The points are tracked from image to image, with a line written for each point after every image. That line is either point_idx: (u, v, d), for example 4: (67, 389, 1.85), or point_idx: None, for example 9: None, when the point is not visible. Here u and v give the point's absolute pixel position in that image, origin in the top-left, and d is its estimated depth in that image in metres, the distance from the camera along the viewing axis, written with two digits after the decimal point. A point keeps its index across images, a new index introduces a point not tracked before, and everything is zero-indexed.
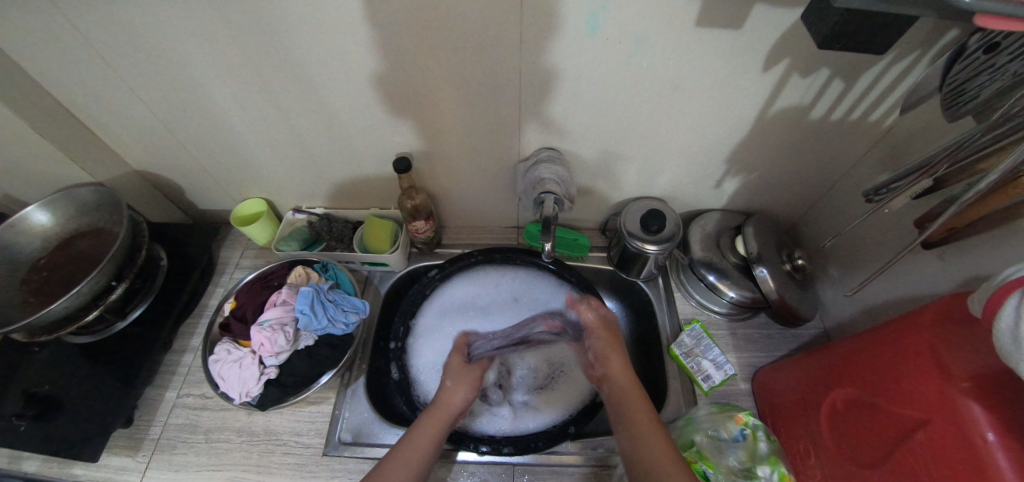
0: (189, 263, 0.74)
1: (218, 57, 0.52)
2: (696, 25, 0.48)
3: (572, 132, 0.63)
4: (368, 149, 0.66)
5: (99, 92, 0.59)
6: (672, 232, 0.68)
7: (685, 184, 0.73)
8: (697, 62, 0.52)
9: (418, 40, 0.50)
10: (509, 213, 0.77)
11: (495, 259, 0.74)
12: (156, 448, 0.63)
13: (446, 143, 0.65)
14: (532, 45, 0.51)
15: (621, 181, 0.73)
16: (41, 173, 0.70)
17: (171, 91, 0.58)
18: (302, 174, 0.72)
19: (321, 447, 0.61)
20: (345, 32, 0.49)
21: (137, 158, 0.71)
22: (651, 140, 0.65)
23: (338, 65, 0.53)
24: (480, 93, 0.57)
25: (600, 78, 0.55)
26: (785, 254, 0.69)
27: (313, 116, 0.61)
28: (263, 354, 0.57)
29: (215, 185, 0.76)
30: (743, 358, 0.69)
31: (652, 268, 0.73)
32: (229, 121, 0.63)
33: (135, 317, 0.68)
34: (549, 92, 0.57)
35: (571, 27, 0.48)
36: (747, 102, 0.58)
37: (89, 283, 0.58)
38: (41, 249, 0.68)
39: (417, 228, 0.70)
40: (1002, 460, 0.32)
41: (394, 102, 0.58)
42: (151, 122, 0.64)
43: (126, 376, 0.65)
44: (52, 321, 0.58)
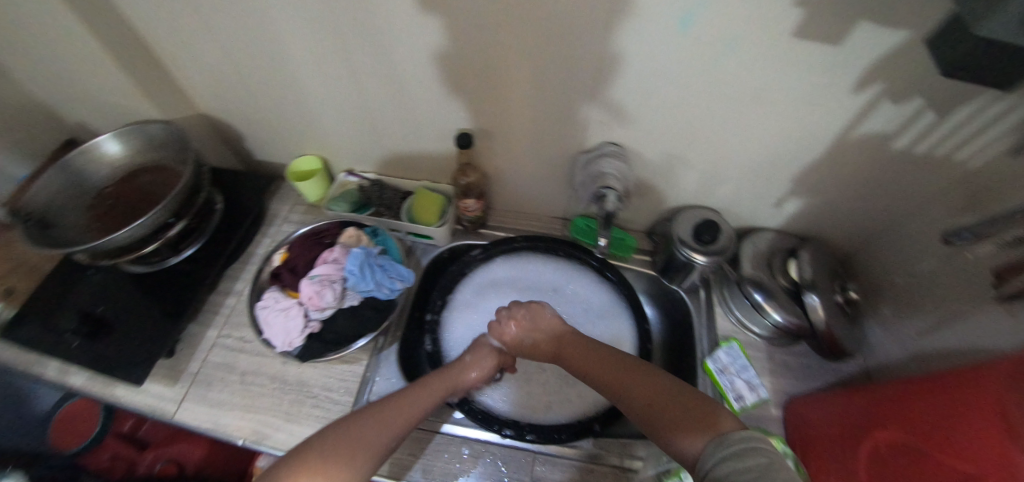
0: (241, 210, 0.75)
1: (303, 12, 0.53)
2: (792, 34, 0.46)
3: (639, 130, 0.62)
4: (430, 121, 0.66)
5: (181, 32, 0.60)
6: (724, 246, 0.66)
7: (744, 199, 0.71)
8: (788, 73, 0.50)
9: (503, 19, 0.50)
10: (558, 204, 0.76)
11: (538, 247, 0.73)
12: (193, 382, 0.66)
13: (510, 126, 0.64)
14: (616, 35, 0.50)
15: (678, 187, 0.71)
16: (115, 106, 0.72)
17: (249, 41, 0.59)
18: (362, 138, 0.72)
19: (349, 404, 0.62)
20: (433, 2, 0.49)
21: (205, 102, 0.73)
22: (718, 149, 0.63)
23: (419, 33, 0.53)
24: (553, 79, 0.56)
25: (678, 78, 0.53)
26: (838, 284, 0.67)
27: (383, 81, 0.61)
28: (310, 307, 0.58)
29: (275, 138, 0.77)
30: (777, 383, 0.68)
31: (694, 279, 0.72)
32: (300, 77, 0.63)
33: (187, 256, 0.70)
34: (624, 88, 0.56)
35: (661, 21, 0.47)
36: (828, 122, 0.55)
37: (152, 217, 0.60)
38: (109, 178, 0.70)
39: (467, 205, 0.69)
40: None
41: (467, 79, 0.58)
42: (225, 69, 0.65)
43: (172, 310, 0.67)
44: (114, 248, 0.61)
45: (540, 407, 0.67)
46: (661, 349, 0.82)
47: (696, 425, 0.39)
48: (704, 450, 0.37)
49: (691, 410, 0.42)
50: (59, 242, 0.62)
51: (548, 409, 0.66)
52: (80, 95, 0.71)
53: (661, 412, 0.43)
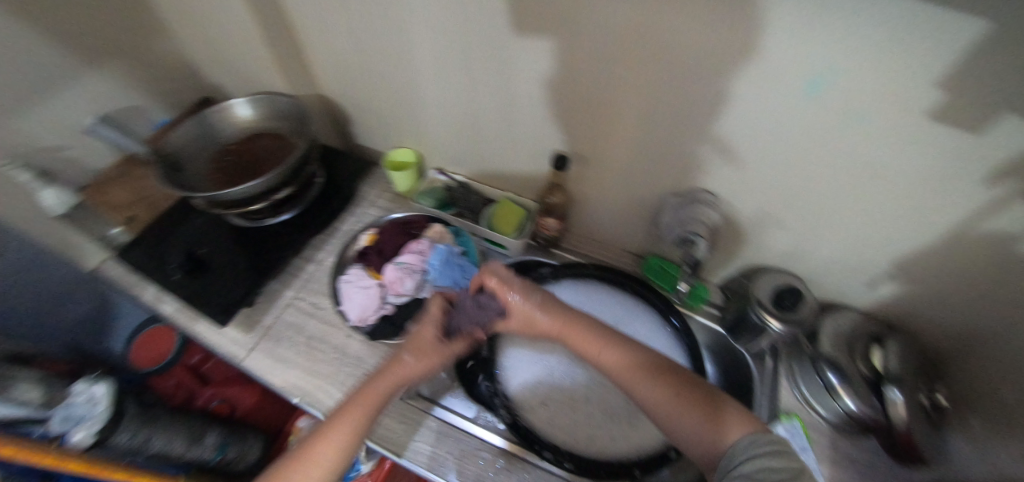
0: (336, 187, 0.81)
1: (437, 19, 0.58)
2: (928, 116, 0.43)
3: (738, 182, 0.61)
4: (526, 137, 0.69)
5: (325, 20, 0.67)
6: (806, 317, 0.63)
7: (833, 273, 0.67)
8: (921, 158, 0.47)
9: (625, 55, 0.51)
10: (635, 239, 0.77)
11: (606, 278, 0.74)
12: (264, 335, 0.71)
13: (605, 157, 0.65)
14: (732, 85, 0.49)
15: (764, 247, 0.68)
16: (252, 75, 0.81)
17: (381, 37, 0.65)
18: (459, 140, 0.76)
19: (401, 391, 0.68)
20: (561, 29, 0.51)
21: (327, 84, 0.80)
22: (818, 212, 0.60)
23: (539, 54, 0.56)
24: (659, 116, 0.56)
25: (791, 138, 0.52)
26: (925, 387, 0.60)
27: (493, 92, 0.65)
28: (390, 291, 0.62)
29: (379, 127, 0.83)
30: (836, 477, 0.63)
31: (765, 344, 0.69)
32: (418, 75, 0.69)
33: (283, 219, 0.77)
34: (729, 138, 0.55)
35: (788, 80, 0.46)
36: (947, 212, 0.51)
37: (266, 180, 0.66)
38: (234, 136, 0.78)
39: (547, 225, 0.72)
40: None
41: (574, 104, 0.60)
42: (351, 57, 0.71)
43: (260, 264, 0.73)
44: (228, 201, 0.68)
45: (581, 439, 0.63)
46: None
47: (705, 438, 0.45)
48: (727, 451, 0.43)
49: (689, 405, 0.47)
50: (183, 184, 0.70)
51: (588, 442, 0.63)
52: (228, 61, 0.81)
53: (664, 400, 0.48)
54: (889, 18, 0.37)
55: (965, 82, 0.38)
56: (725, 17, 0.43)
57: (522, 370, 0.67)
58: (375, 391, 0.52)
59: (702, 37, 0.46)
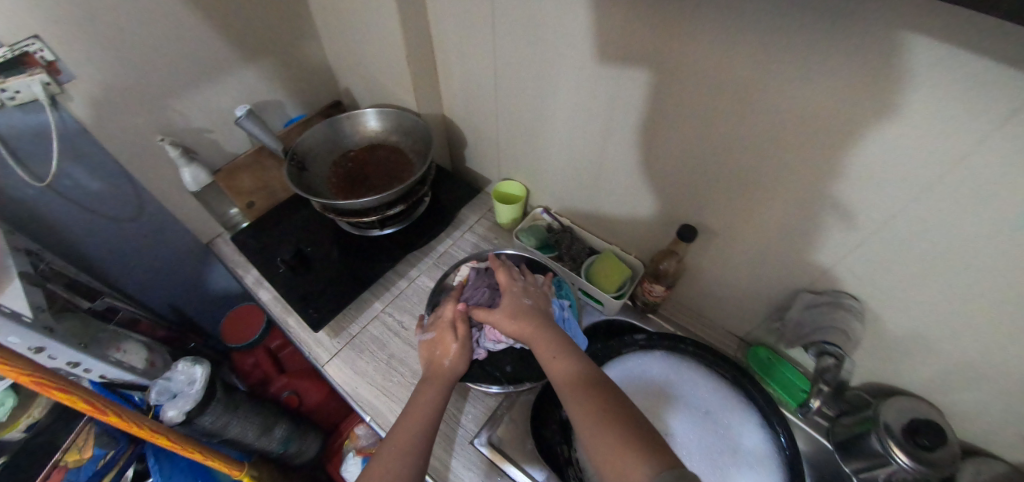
0: (440, 210, 0.81)
1: (584, 71, 0.58)
2: None
3: (887, 300, 0.52)
4: (648, 198, 0.66)
5: (471, 45, 0.70)
6: (940, 459, 0.56)
7: (991, 422, 0.56)
8: None
9: (783, 144, 0.46)
10: (743, 324, 0.71)
11: (703, 358, 0.69)
12: (348, 343, 0.72)
13: (734, 237, 0.61)
14: (906, 198, 0.41)
15: (903, 371, 0.59)
16: (384, 88, 0.85)
17: (522, 74, 0.66)
18: (574, 185, 0.75)
19: (470, 433, 0.64)
20: (719, 106, 0.48)
21: (453, 107, 0.83)
22: (984, 362, 0.50)
23: (687, 120, 0.53)
24: (804, 210, 0.50)
25: (981, 272, 0.42)
26: None
27: (625, 148, 0.63)
28: (487, 337, 0.60)
29: (494, 156, 0.84)
30: None
31: (880, 476, 0.60)
32: (548, 116, 0.69)
33: (386, 233, 0.78)
34: (891, 254, 0.46)
35: (1005, 202, 0.36)
36: None
37: (383, 197, 0.68)
38: (356, 144, 0.81)
39: (652, 290, 0.68)
40: None
41: (706, 181, 0.57)
42: (487, 87, 0.73)
43: (357, 273, 0.75)
44: (344, 210, 0.70)
45: None
46: None
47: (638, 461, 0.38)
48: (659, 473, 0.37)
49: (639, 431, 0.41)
50: (305, 184, 0.74)
51: None
52: (365, 73, 0.85)
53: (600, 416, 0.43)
54: None
55: None
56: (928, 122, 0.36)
57: None
58: (410, 414, 0.51)
59: (885, 139, 0.39)
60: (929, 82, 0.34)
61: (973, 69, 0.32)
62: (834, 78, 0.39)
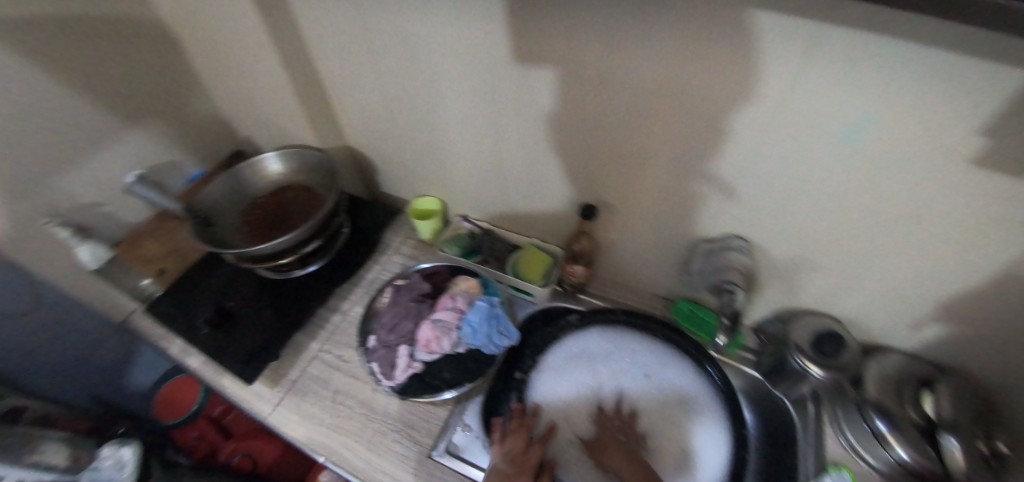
0: (361, 237, 0.82)
1: (465, 78, 0.62)
2: (974, 164, 0.41)
3: (767, 228, 0.59)
4: (551, 185, 0.71)
5: (355, 72, 0.71)
6: (847, 364, 0.62)
7: (875, 317, 0.65)
8: (961, 203, 0.45)
9: (649, 111, 0.53)
10: (662, 285, 0.76)
11: (636, 324, 0.73)
12: (290, 389, 0.70)
13: (630, 204, 0.66)
14: (755, 135, 0.49)
15: (800, 291, 0.67)
16: (282, 129, 0.85)
17: (410, 91, 0.69)
18: (483, 188, 0.78)
19: (427, 447, 0.64)
20: (587, 87, 0.54)
21: (353, 136, 0.84)
22: (854, 263, 0.59)
23: (563, 102, 0.58)
24: (686, 164, 0.57)
25: (828, 188, 0.51)
26: (984, 432, 0.59)
27: (519, 142, 0.67)
28: (421, 349, 0.60)
29: (403, 175, 0.86)
30: None
31: (805, 389, 0.68)
32: (444, 127, 0.72)
33: (310, 270, 0.77)
34: (758, 185, 0.54)
35: (826, 124, 0.44)
36: (1002, 259, 0.48)
37: (297, 234, 0.67)
38: (262, 189, 0.80)
39: (574, 271, 0.72)
40: None
41: (592, 157, 0.63)
42: (381, 109, 0.75)
43: (287, 317, 0.73)
44: (258, 256, 0.68)
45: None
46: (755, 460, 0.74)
47: None
48: None
49: None
50: (213, 239, 0.71)
51: None
52: (260, 117, 0.85)
53: None
54: (939, 74, 0.36)
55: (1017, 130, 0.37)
56: (749, 67, 0.43)
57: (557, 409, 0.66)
58: None
59: (724, 88, 0.46)
60: (743, 37, 0.42)
61: (768, 22, 0.40)
62: (669, 44, 0.45)
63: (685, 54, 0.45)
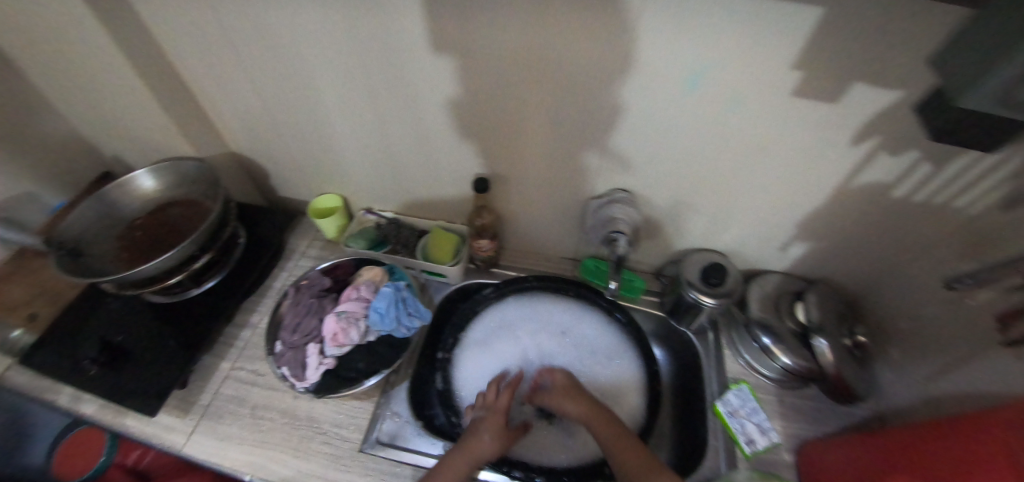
0: (262, 245, 0.79)
1: (336, 65, 0.60)
2: (793, 93, 0.50)
3: (646, 178, 0.66)
4: (448, 166, 0.72)
5: (221, 72, 0.67)
6: (731, 289, 0.68)
7: (749, 244, 0.75)
8: (786, 129, 0.54)
9: (521, 79, 0.56)
10: (568, 247, 0.82)
11: (548, 287, 0.76)
12: (203, 414, 0.66)
13: (522, 173, 0.70)
14: (618, 89, 0.54)
15: (686, 231, 0.75)
16: (153, 143, 0.78)
17: (284, 85, 0.66)
18: (383, 178, 0.78)
19: (357, 442, 0.63)
20: (462, 62, 0.56)
21: (236, 142, 0.80)
22: (722, 198, 0.67)
23: (441, 79, 0.58)
24: (568, 127, 0.61)
25: (688, 135, 0.58)
26: (847, 328, 0.69)
27: (407, 126, 0.67)
28: (329, 344, 0.59)
29: (298, 175, 0.84)
30: (789, 428, 0.69)
31: (703, 320, 0.75)
32: (329, 120, 0.70)
33: (208, 287, 0.73)
34: (630, 137, 0.60)
35: (672, 75, 0.51)
36: (828, 175, 0.59)
37: (181, 249, 0.63)
38: (138, 210, 0.74)
39: (481, 246, 0.75)
40: None
41: (477, 131, 0.65)
42: (258, 108, 0.71)
43: (189, 340, 0.68)
44: (141, 279, 0.63)
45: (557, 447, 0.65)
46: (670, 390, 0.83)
47: None
48: None
49: None
50: (88, 270, 0.65)
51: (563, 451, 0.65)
52: (125, 133, 0.77)
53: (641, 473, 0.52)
54: (746, 23, 0.44)
55: (809, 58, 0.46)
56: (598, 27, 0.48)
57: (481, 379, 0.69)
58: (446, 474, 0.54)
59: (581, 47, 0.50)
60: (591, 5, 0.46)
61: None
62: (527, 13, 0.48)
63: (538, 19, 0.49)
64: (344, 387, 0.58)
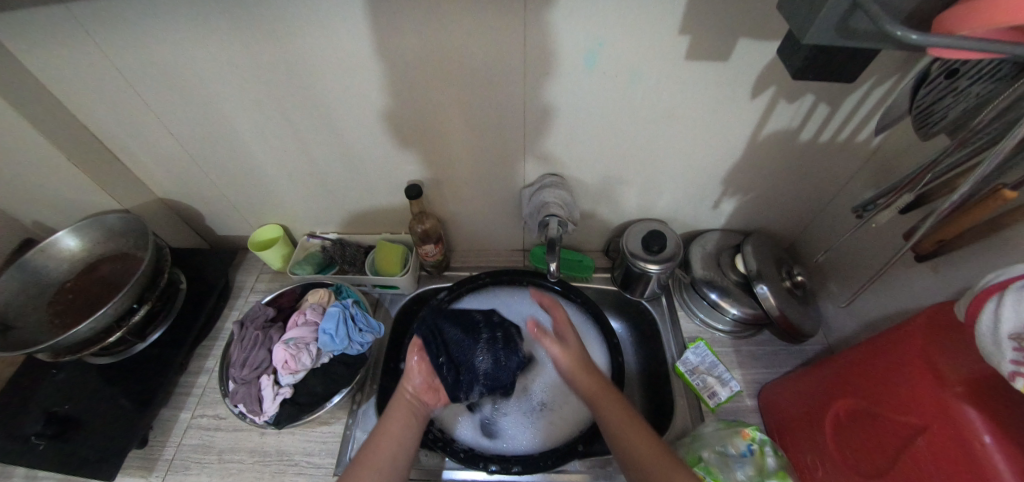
0: (207, 288, 0.79)
1: (243, 95, 0.59)
2: (687, 57, 0.52)
3: (574, 160, 0.68)
4: (380, 178, 0.73)
5: (128, 120, 0.65)
6: (673, 252, 0.71)
7: (684, 208, 0.78)
8: (689, 94, 0.57)
9: (430, 80, 0.56)
10: (514, 238, 0.86)
11: (503, 281, 0.80)
12: (169, 469, 0.64)
13: (454, 173, 0.71)
14: (526, 76, 0.55)
15: (622, 204, 0.78)
16: (73, 201, 0.75)
17: (198, 124, 0.64)
18: (318, 200, 0.78)
19: (332, 467, 0.63)
20: (369, 73, 0.55)
21: (162, 188, 0.78)
22: (649, 168, 0.69)
23: (352, 96, 0.59)
24: (487, 122, 0.62)
25: (604, 112, 0.60)
26: (785, 271, 0.72)
27: (329, 145, 0.67)
28: (281, 373, 0.59)
29: (234, 211, 0.83)
30: (749, 375, 0.72)
31: (654, 287, 0.77)
32: (251, 151, 0.69)
33: (154, 340, 0.72)
34: (550, 120, 0.61)
35: (570, 56, 0.52)
36: (738, 130, 0.62)
37: (116, 304, 0.62)
38: (68, 272, 0.72)
39: (427, 251, 0.76)
40: (972, 411, 0.36)
41: (401, 139, 0.65)
42: (176, 151, 0.70)
43: (142, 397, 0.67)
44: (77, 342, 0.61)
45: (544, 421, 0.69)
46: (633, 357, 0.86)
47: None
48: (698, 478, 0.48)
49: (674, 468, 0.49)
50: (18, 342, 0.63)
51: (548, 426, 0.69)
52: (39, 196, 0.74)
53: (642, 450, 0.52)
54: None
55: (692, 23, 0.48)
56: (491, 20, 0.49)
57: None
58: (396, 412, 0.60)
59: (478, 41, 0.51)
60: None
61: None
62: (418, 16, 0.48)
63: (432, 20, 0.49)
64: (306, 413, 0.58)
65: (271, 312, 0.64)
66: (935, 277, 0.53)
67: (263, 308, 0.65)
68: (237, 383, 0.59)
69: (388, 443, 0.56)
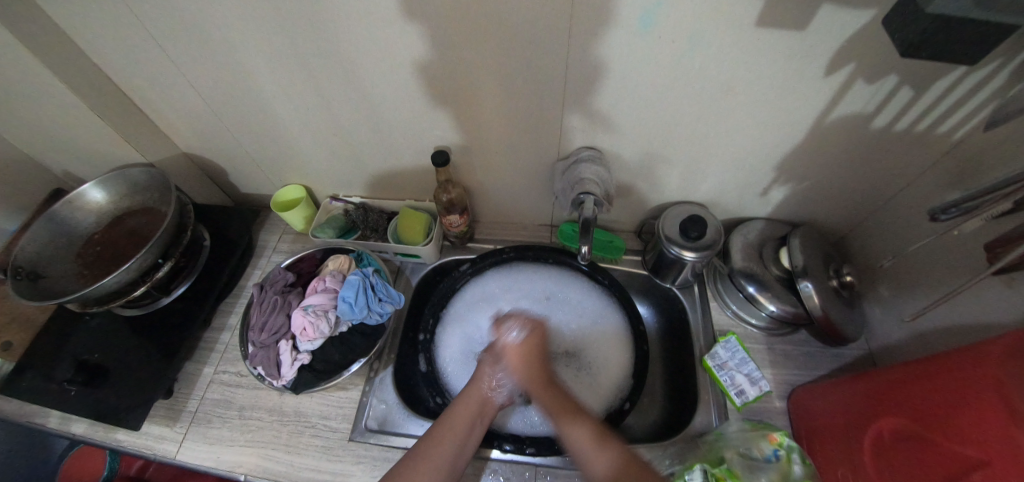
0: (230, 246, 0.79)
1: (264, 49, 0.55)
2: (757, 25, 0.45)
3: (613, 135, 0.63)
4: (407, 143, 0.70)
5: (148, 70, 0.62)
6: (712, 240, 0.66)
7: (728, 192, 0.72)
8: (753, 66, 0.50)
9: (465, 37, 0.51)
10: (542, 213, 0.82)
11: (528, 257, 0.77)
12: (192, 421, 0.66)
13: (484, 142, 0.67)
14: (569, 39, 0.50)
15: (661, 185, 0.72)
16: (99, 152, 0.75)
17: (220, 77, 0.61)
18: (342, 162, 0.76)
19: (347, 432, 0.63)
20: (396, 26, 0.50)
21: (186, 142, 0.77)
22: (695, 147, 0.63)
23: (379, 53, 0.54)
24: (523, 88, 0.57)
25: (653, 80, 0.54)
26: (834, 269, 0.66)
27: (354, 104, 0.63)
28: (301, 339, 0.58)
29: (257, 169, 0.81)
30: (780, 375, 0.68)
31: (687, 275, 0.73)
32: (273, 109, 0.66)
33: (178, 294, 0.72)
34: (594, 88, 0.56)
35: (621, 19, 0.47)
36: (804, 112, 0.55)
37: (139, 259, 0.61)
38: (96, 224, 0.72)
39: (452, 221, 0.74)
40: None
41: (432, 102, 0.61)
42: (199, 104, 0.67)
43: (166, 351, 0.68)
44: (103, 295, 0.61)
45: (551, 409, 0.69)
46: (658, 344, 0.83)
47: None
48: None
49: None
50: (49, 291, 0.64)
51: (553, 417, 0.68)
52: (66, 146, 0.74)
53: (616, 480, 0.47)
54: None
55: None
56: None
57: (458, 345, 0.73)
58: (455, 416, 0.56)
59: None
60: None
61: None
62: None
63: None
64: (325, 380, 0.58)
65: (289, 277, 0.64)
66: (1007, 293, 0.47)
67: (281, 273, 0.64)
68: (256, 347, 0.58)
69: (442, 450, 0.52)
